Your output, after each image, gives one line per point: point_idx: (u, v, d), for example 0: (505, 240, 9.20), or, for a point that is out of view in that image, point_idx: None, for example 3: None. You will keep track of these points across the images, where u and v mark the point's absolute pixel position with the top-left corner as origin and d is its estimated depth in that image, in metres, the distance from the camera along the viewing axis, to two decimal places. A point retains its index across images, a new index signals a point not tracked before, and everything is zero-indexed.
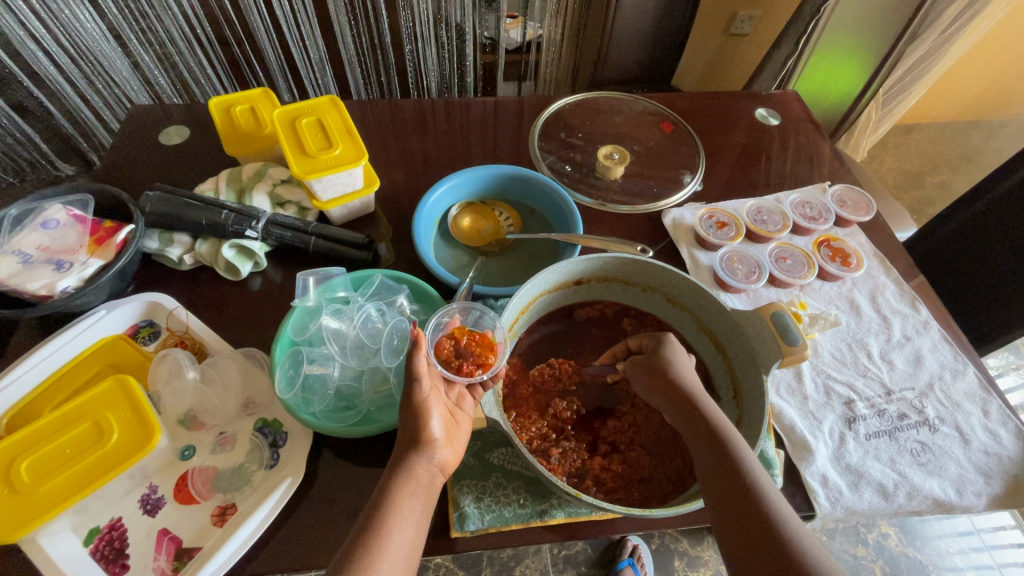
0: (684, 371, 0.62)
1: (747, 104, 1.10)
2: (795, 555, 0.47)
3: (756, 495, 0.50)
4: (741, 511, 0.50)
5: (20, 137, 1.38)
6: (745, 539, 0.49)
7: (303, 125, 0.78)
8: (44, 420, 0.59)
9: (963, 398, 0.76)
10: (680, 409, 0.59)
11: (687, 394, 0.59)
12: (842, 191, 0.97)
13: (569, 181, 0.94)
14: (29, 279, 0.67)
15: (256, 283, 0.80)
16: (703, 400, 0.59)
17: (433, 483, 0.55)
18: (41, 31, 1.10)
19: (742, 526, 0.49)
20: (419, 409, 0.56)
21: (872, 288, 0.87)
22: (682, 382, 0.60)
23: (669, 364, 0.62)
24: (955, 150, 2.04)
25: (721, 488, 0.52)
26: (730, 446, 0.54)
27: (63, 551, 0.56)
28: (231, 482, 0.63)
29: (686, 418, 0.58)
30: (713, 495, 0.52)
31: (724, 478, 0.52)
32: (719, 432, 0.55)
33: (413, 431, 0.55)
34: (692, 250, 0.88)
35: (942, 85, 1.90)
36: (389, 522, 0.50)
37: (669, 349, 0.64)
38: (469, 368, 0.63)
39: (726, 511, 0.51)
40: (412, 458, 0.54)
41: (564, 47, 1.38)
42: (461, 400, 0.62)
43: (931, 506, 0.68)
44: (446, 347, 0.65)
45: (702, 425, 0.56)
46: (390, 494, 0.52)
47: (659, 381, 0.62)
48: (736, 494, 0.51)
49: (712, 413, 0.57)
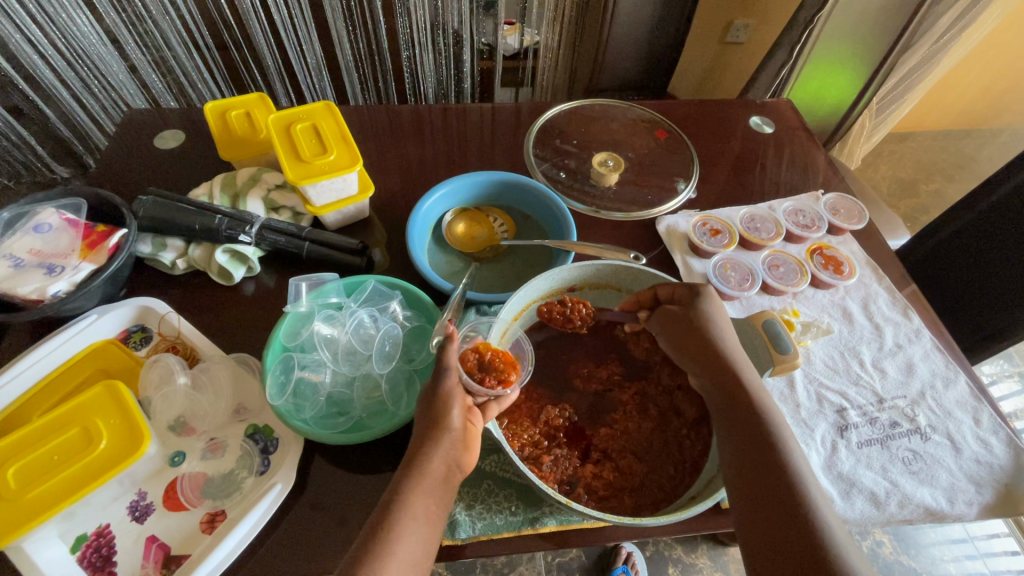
0: (719, 330, 0.64)
1: (741, 113, 1.11)
2: (803, 501, 0.51)
3: (775, 445, 0.55)
4: (758, 456, 0.54)
5: (15, 140, 1.38)
6: (756, 481, 0.53)
7: (298, 130, 0.79)
8: (32, 426, 0.59)
9: (954, 407, 0.77)
10: (709, 363, 0.62)
11: (719, 352, 0.62)
12: (835, 199, 0.98)
13: (564, 188, 0.94)
14: (20, 283, 0.67)
15: (249, 288, 0.80)
16: (735, 360, 0.62)
17: (449, 479, 0.55)
18: (38, 35, 1.11)
19: (756, 470, 0.53)
20: (446, 395, 0.57)
21: (864, 296, 0.87)
22: (716, 339, 0.63)
23: (704, 321, 0.64)
24: (949, 158, 2.06)
25: (741, 436, 0.56)
26: (754, 402, 0.58)
27: (49, 558, 0.56)
28: (221, 489, 0.62)
29: (714, 372, 0.61)
30: (735, 442, 0.56)
31: (746, 430, 0.56)
32: (745, 389, 0.59)
33: (433, 420, 0.55)
34: (686, 258, 0.88)
35: (936, 94, 1.91)
36: (401, 523, 0.49)
37: (708, 306, 0.65)
38: (490, 381, 0.62)
39: (744, 455, 0.55)
40: (430, 448, 0.54)
41: (561, 54, 1.39)
42: (486, 408, 0.61)
43: (922, 515, 0.68)
44: (469, 359, 0.64)
45: (729, 379, 0.60)
46: (403, 493, 0.51)
47: (691, 335, 0.64)
48: (754, 442, 0.55)
49: (742, 372, 0.61)
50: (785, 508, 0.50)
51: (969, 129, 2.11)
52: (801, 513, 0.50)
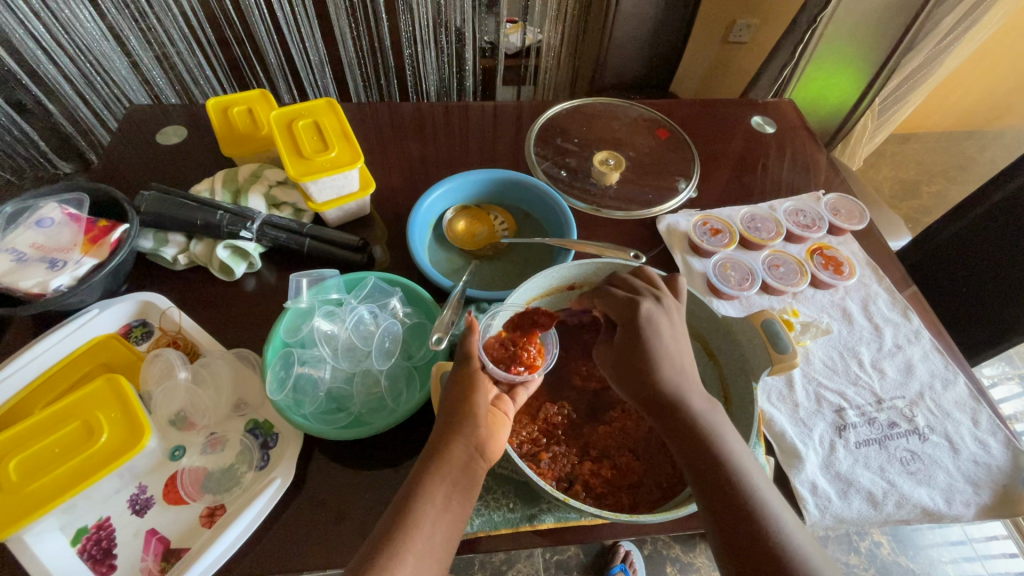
0: (662, 355, 0.59)
1: (743, 112, 1.10)
2: (777, 544, 0.48)
3: (736, 487, 0.51)
4: (724, 503, 0.51)
5: (18, 135, 1.38)
6: (731, 532, 0.49)
7: (300, 127, 0.79)
8: (34, 419, 0.59)
9: (953, 407, 0.77)
10: (656, 398, 0.57)
11: (665, 383, 0.57)
12: (836, 200, 0.98)
13: (565, 186, 0.94)
14: (22, 277, 0.67)
15: (250, 284, 0.80)
16: (681, 387, 0.57)
17: (472, 466, 0.53)
18: (42, 31, 1.11)
19: (728, 519, 0.50)
20: (469, 381, 0.57)
21: (864, 296, 0.88)
22: (659, 367, 0.58)
23: (648, 343, 0.59)
24: (951, 160, 2.05)
25: (703, 481, 0.52)
26: (707, 438, 0.54)
27: (50, 550, 0.56)
28: (220, 483, 0.63)
29: (663, 408, 0.57)
30: (700, 489, 0.52)
31: (705, 473, 0.52)
32: (696, 423, 0.55)
33: (456, 405, 0.56)
34: (686, 257, 0.89)
35: (939, 95, 1.91)
36: (420, 511, 0.49)
37: (651, 328, 0.60)
38: (518, 367, 0.63)
39: (713, 505, 0.51)
40: (453, 434, 0.54)
41: (563, 53, 1.39)
42: (514, 393, 0.63)
43: (920, 515, 0.68)
44: (499, 347, 0.64)
45: (680, 417, 0.55)
46: (422, 481, 0.51)
47: (637, 365, 0.59)
48: (718, 487, 0.51)
49: (690, 402, 0.56)
50: (763, 558, 0.48)
51: (972, 131, 2.10)
52: (780, 561, 0.47)
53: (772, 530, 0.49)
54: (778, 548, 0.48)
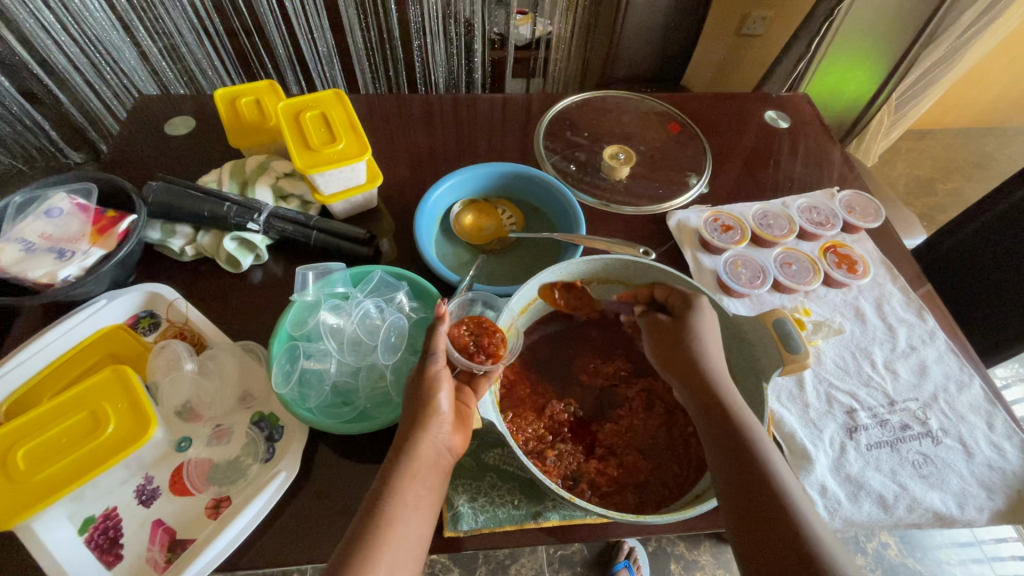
0: (705, 349, 0.61)
1: (757, 106, 1.08)
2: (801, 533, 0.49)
3: (765, 474, 0.52)
4: (751, 488, 0.52)
5: (29, 124, 1.39)
6: (754, 517, 0.50)
7: (307, 118, 0.78)
8: (41, 408, 0.60)
9: (968, 410, 0.75)
10: (697, 386, 0.60)
11: (704, 375, 0.60)
12: (851, 197, 0.96)
13: (573, 181, 0.93)
14: (31, 268, 0.68)
15: (257, 276, 0.80)
16: (720, 380, 0.59)
17: (439, 464, 0.54)
18: (51, 21, 1.11)
19: (753, 504, 0.51)
20: (432, 378, 0.57)
21: (878, 296, 0.86)
22: (700, 360, 0.60)
23: (692, 336, 0.62)
24: (968, 156, 2.01)
25: (731, 467, 0.53)
26: (740, 427, 0.55)
27: (58, 538, 0.57)
28: (226, 475, 0.63)
29: (702, 396, 0.59)
30: (728, 474, 0.54)
31: (733, 459, 0.54)
32: (731, 412, 0.56)
33: (421, 406, 0.55)
34: (696, 254, 0.87)
35: (958, 90, 1.87)
36: (392, 512, 0.49)
37: (697, 322, 0.62)
38: (479, 357, 0.63)
39: (739, 490, 0.52)
40: (419, 434, 0.53)
41: (574, 45, 1.37)
42: (478, 384, 0.61)
43: (931, 519, 0.67)
44: (461, 335, 0.65)
45: (715, 406, 0.58)
46: (393, 481, 0.51)
47: (678, 356, 0.62)
48: (746, 473, 0.52)
49: (726, 394, 0.58)
50: (785, 543, 0.48)
51: (991, 127, 2.06)
52: (795, 552, 0.47)
53: (796, 520, 0.50)
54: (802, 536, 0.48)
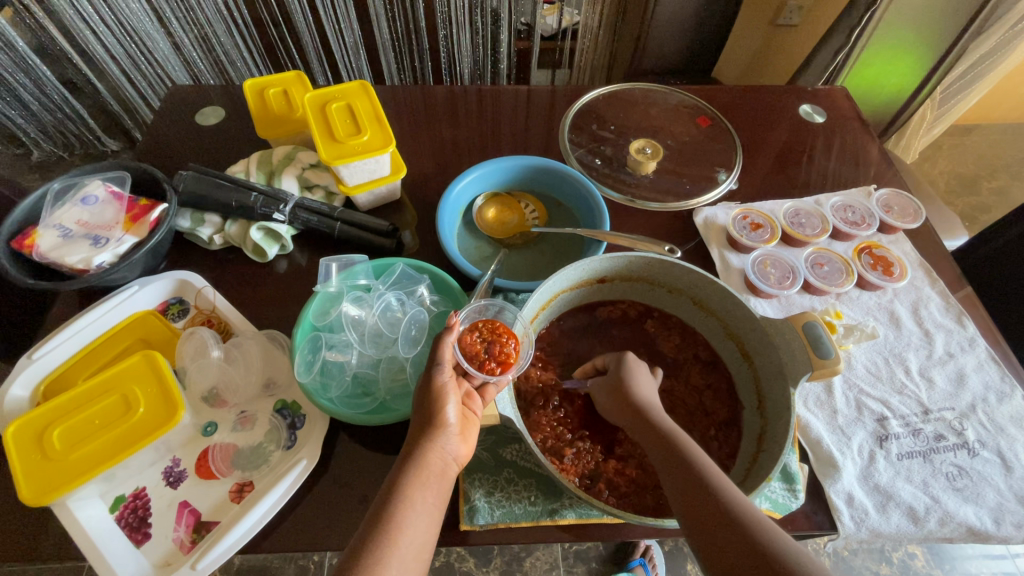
0: (642, 390, 0.60)
1: (791, 100, 1.05)
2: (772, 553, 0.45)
3: (723, 501, 0.48)
4: (711, 517, 0.48)
5: (69, 113, 1.44)
6: (721, 548, 0.46)
7: (333, 110, 0.78)
8: (75, 391, 0.62)
9: (1009, 422, 0.72)
10: (639, 427, 0.57)
11: (648, 414, 0.57)
12: (888, 196, 0.92)
13: (598, 175, 0.92)
14: (68, 253, 0.70)
15: (282, 265, 0.81)
16: (661, 417, 0.58)
17: (446, 472, 0.54)
18: (90, 12, 1.13)
19: (714, 534, 0.47)
20: (439, 391, 0.56)
21: (915, 299, 0.82)
22: (640, 400, 0.59)
23: (628, 382, 0.61)
24: (1015, 154, 1.92)
25: (689, 501, 0.50)
26: (689, 457, 0.53)
27: (90, 515, 0.59)
28: (250, 460, 0.64)
29: (645, 435, 0.57)
30: (685, 508, 0.50)
31: (690, 490, 0.50)
32: (675, 443, 0.54)
33: (429, 416, 0.55)
34: (723, 252, 0.85)
35: (1008, 84, 1.77)
36: (401, 516, 0.49)
37: (629, 373, 0.61)
38: (490, 364, 0.61)
39: (698, 522, 0.48)
40: (426, 442, 0.54)
41: (601, 35, 1.34)
42: (484, 391, 0.60)
43: (963, 534, 0.65)
44: (474, 343, 0.63)
45: (658, 437, 0.56)
46: (402, 486, 0.51)
47: (621, 400, 0.60)
48: (701, 498, 0.49)
49: (671, 429, 0.56)
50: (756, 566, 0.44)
51: None
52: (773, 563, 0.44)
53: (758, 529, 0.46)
54: (775, 558, 0.44)
